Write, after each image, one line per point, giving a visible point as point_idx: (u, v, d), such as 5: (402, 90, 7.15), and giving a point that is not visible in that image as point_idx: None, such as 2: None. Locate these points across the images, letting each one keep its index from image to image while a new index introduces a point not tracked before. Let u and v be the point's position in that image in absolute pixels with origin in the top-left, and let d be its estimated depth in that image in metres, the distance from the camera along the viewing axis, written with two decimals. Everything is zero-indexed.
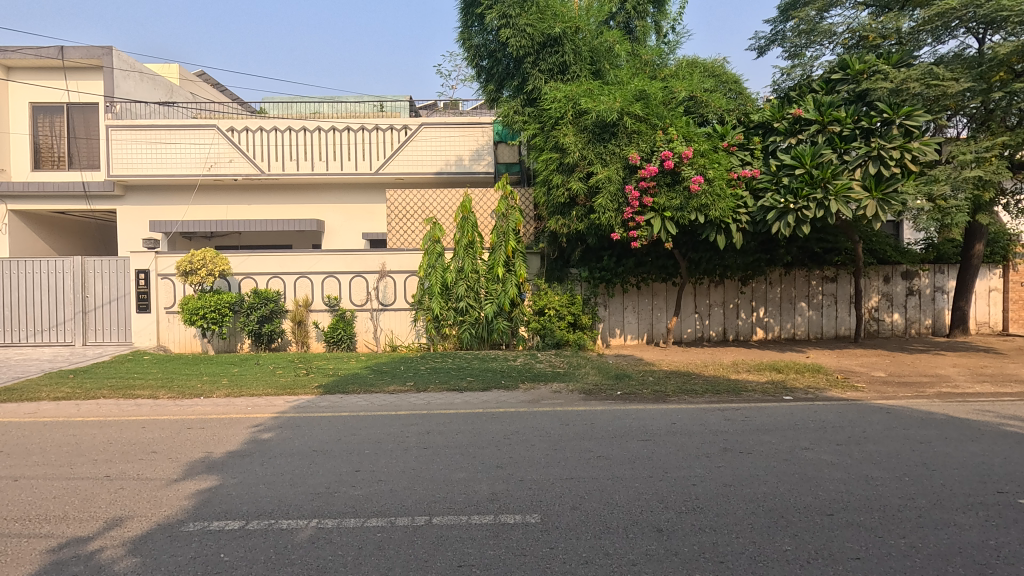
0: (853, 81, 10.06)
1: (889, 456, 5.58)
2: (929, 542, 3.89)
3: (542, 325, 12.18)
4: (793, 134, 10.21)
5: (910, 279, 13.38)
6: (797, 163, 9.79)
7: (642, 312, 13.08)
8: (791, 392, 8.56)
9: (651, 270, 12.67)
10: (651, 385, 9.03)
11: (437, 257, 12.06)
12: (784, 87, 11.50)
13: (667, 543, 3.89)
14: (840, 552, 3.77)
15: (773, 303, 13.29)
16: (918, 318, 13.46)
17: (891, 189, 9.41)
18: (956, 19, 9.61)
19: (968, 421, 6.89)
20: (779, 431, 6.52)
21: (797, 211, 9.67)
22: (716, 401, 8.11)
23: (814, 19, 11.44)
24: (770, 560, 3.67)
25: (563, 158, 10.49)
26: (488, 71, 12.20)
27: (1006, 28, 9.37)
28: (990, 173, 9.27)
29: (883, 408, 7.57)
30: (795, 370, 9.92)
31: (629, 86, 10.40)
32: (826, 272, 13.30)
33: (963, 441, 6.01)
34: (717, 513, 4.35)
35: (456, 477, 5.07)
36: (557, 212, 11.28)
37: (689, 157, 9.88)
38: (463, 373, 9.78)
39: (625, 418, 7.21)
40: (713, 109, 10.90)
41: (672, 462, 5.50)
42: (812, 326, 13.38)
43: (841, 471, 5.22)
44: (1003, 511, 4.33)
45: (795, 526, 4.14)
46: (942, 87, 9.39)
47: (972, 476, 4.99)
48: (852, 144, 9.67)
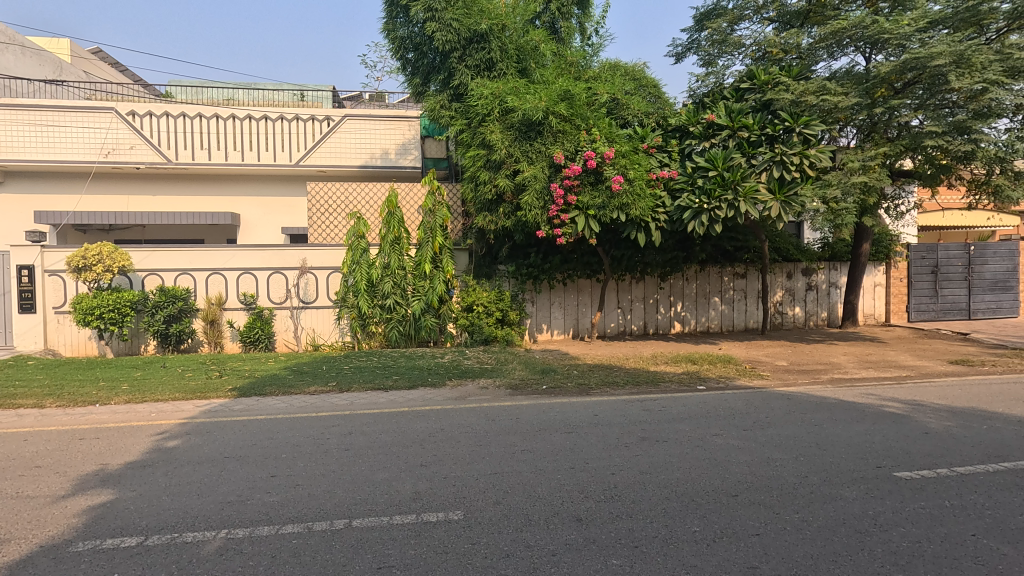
0: (759, 90, 10.81)
1: (787, 439, 6.06)
2: (818, 515, 4.27)
3: (470, 322, 12.21)
4: (707, 138, 10.82)
5: (809, 275, 14.56)
6: (710, 166, 10.36)
7: (568, 308, 13.40)
8: (703, 382, 9.11)
9: (576, 267, 12.95)
10: (575, 378, 9.29)
11: (362, 253, 11.74)
12: (699, 94, 12.17)
13: (585, 532, 4.01)
14: (741, 529, 4.05)
15: (690, 298, 14.03)
16: (815, 310, 14.67)
17: (792, 193, 10.17)
18: (846, 38, 10.55)
19: (856, 403, 7.61)
20: (693, 419, 6.90)
21: (710, 212, 10.24)
22: (635, 393, 8.46)
23: (725, 30, 12.15)
24: (679, 541, 3.88)
25: (490, 155, 10.59)
26: (414, 64, 12.13)
27: (887, 49, 10.34)
28: (874, 179, 10.24)
29: (784, 395, 8.21)
30: (708, 361, 10.53)
31: (554, 86, 10.57)
32: (736, 269, 14.21)
33: (850, 423, 6.63)
34: (634, 500, 4.55)
35: (378, 477, 4.98)
36: (484, 208, 11.41)
37: (610, 158, 10.16)
38: (389, 372, 9.61)
39: (550, 411, 7.37)
40: (633, 111, 11.41)
41: (593, 453, 5.70)
42: (724, 319, 14.26)
43: (745, 454, 5.62)
44: (882, 484, 4.81)
45: (704, 508, 4.41)
46: (835, 100, 10.25)
47: (857, 454, 5.51)
48: (759, 149, 10.35)
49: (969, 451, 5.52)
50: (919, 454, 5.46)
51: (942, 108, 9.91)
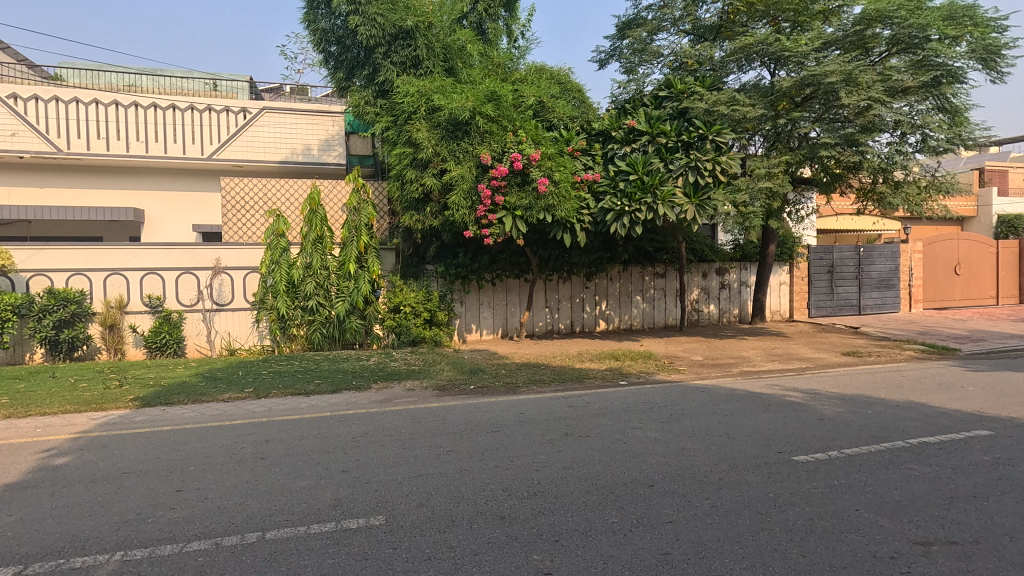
0: (676, 99, 11.40)
1: (699, 430, 6.42)
2: (725, 500, 4.55)
3: (398, 323, 11.99)
4: (629, 143, 11.28)
5: (722, 274, 15.48)
6: (631, 170, 10.82)
7: (497, 308, 13.47)
8: (625, 377, 9.48)
9: (504, 267, 13.05)
10: (503, 377, 9.37)
11: (282, 252, 11.26)
12: (621, 101, 12.65)
13: (508, 529, 4.06)
14: (656, 518, 4.25)
15: (614, 297, 14.53)
16: (728, 308, 15.62)
17: (706, 197, 10.75)
18: (753, 53, 11.32)
19: (762, 394, 8.19)
20: (614, 414, 7.16)
21: (631, 214, 10.66)
22: (561, 390, 8.66)
23: (645, 40, 12.71)
24: (597, 533, 4.01)
25: (417, 154, 10.50)
26: (336, 57, 11.86)
27: (788, 65, 11.20)
28: (778, 185, 11.05)
29: (699, 388, 8.70)
30: (630, 357, 10.96)
31: (480, 87, 10.60)
32: (657, 269, 14.86)
33: (756, 412, 7.13)
34: (555, 495, 4.66)
35: (296, 486, 4.79)
36: (411, 207, 11.27)
37: (537, 159, 10.30)
38: (311, 376, 9.25)
39: (477, 411, 7.38)
40: (558, 115, 11.68)
41: (517, 451, 5.78)
42: (646, 317, 14.89)
43: (661, 445, 5.90)
44: (781, 467, 5.21)
45: (622, 499, 4.59)
46: (743, 111, 10.98)
47: (761, 442, 5.93)
48: (675, 155, 10.90)
49: (856, 434, 6.08)
50: (813, 439, 5.96)
51: (834, 122, 10.83)
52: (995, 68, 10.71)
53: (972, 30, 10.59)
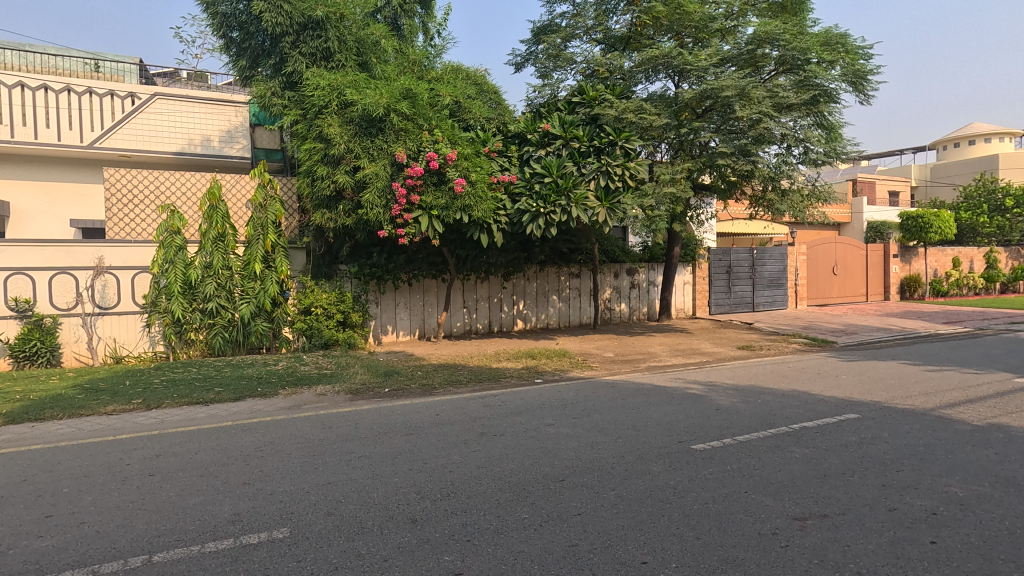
0: (588, 105, 11.89)
1: (608, 423, 6.71)
2: (631, 489, 4.78)
3: (308, 325, 11.51)
4: (544, 146, 11.57)
5: (632, 274, 16.23)
6: (546, 172, 11.08)
7: (414, 309, 13.29)
8: (540, 375, 9.71)
9: (421, 267, 12.88)
10: (419, 379, 9.25)
11: (177, 251, 10.45)
12: (536, 104, 12.97)
13: (420, 532, 4.02)
14: (566, 511, 4.39)
15: (531, 297, 14.80)
16: (638, 306, 16.41)
17: (616, 201, 11.21)
18: (659, 65, 11.99)
19: (666, 387, 8.69)
20: (528, 412, 7.29)
21: (547, 215, 10.91)
22: (477, 390, 8.71)
23: (559, 46, 13.08)
24: (509, 530, 4.07)
25: (328, 150, 10.13)
26: (240, 44, 11.31)
27: (690, 78, 11.96)
28: (681, 191, 11.75)
29: (609, 383, 9.08)
30: (546, 355, 11.22)
31: (395, 84, 10.41)
32: (572, 269, 15.31)
33: (661, 405, 7.55)
34: (468, 495, 4.67)
35: (190, 503, 4.46)
36: (322, 205, 10.85)
37: (453, 159, 10.24)
38: (210, 384, 8.63)
39: (391, 414, 7.24)
40: (475, 116, 11.74)
41: (432, 452, 5.74)
42: (561, 316, 15.30)
43: (573, 441, 6.09)
44: (681, 456, 5.56)
45: (533, 495, 4.69)
46: (649, 120, 11.60)
47: (664, 432, 6.30)
48: (588, 159, 11.28)
49: (746, 422, 6.61)
50: (710, 428, 6.42)
51: (730, 133, 11.67)
52: (863, 90, 12.02)
53: (844, 56, 11.83)
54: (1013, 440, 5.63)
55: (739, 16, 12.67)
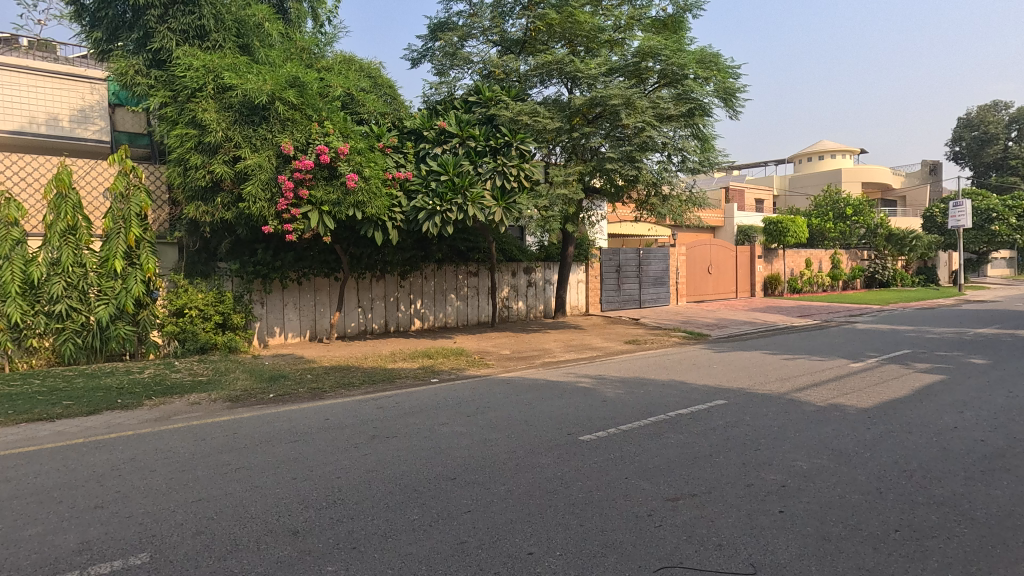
0: (484, 105, 12.06)
1: (502, 420, 6.82)
2: (520, 484, 4.89)
3: (182, 328, 10.52)
4: (440, 144, 11.51)
5: (529, 273, 16.64)
6: (442, 170, 11.02)
7: (303, 309, 12.63)
8: (436, 374, 9.64)
9: (311, 265, 12.26)
10: (308, 383, 8.79)
11: (15, 245, 9.08)
12: (433, 101, 12.90)
13: (301, 544, 3.83)
14: (455, 509, 4.40)
15: (428, 295, 14.66)
16: (534, 304, 16.86)
17: (512, 200, 11.39)
18: (552, 70, 12.43)
19: (559, 382, 9.01)
20: (423, 412, 7.21)
21: (443, 213, 10.85)
22: (371, 391, 8.46)
23: (456, 44, 13.07)
24: (397, 533, 4.00)
25: (203, 137, 9.32)
26: (94, 14, 10.16)
27: (581, 85, 12.48)
28: (573, 193, 12.21)
29: (504, 380, 9.25)
30: (443, 354, 11.17)
31: (280, 71, 9.80)
32: (470, 268, 15.37)
33: (553, 399, 7.81)
34: (356, 501, 4.53)
35: (26, 534, 3.90)
36: (197, 196, 9.96)
37: (345, 153, 9.83)
38: (59, 397, 7.58)
39: (276, 421, 6.83)
40: (368, 109, 11.42)
41: (319, 459, 5.50)
42: (459, 314, 15.30)
43: (466, 439, 6.12)
44: (569, 448, 5.78)
45: (424, 495, 4.65)
46: (543, 123, 11.95)
47: (555, 426, 6.52)
48: (484, 159, 11.39)
49: (630, 412, 7.04)
50: (597, 419, 6.75)
51: (617, 140, 12.32)
52: (733, 106, 13.24)
53: (716, 74, 12.95)
54: (847, 417, 6.51)
55: (626, 29, 13.42)
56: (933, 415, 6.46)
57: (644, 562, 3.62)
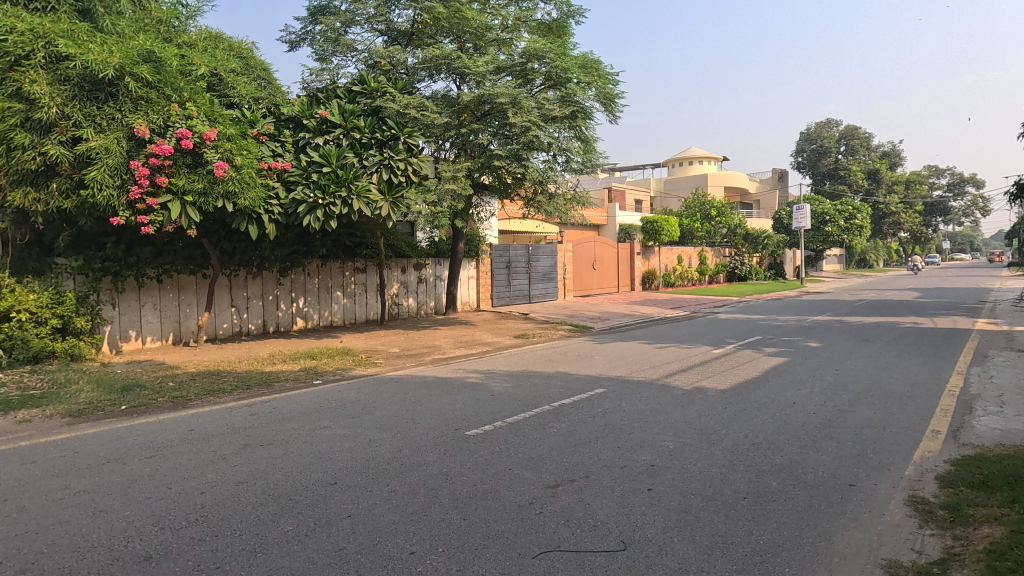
0: (369, 96, 11.68)
1: (387, 419, 6.68)
2: (404, 483, 4.82)
3: (9, 335, 8.90)
4: (321, 134, 10.96)
5: (419, 269, 16.41)
6: (324, 162, 10.50)
7: (165, 310, 11.41)
8: (319, 376, 9.19)
9: (174, 261, 11.11)
10: (169, 392, 7.95)
11: None
12: (313, 89, 12.25)
13: (155, 570, 3.47)
14: (334, 515, 4.23)
15: (311, 293, 13.91)
16: (425, 300, 16.67)
17: (399, 195, 11.11)
18: (440, 65, 12.34)
19: (448, 379, 8.99)
20: (303, 416, 6.84)
21: (325, 207, 10.34)
22: (244, 397, 7.86)
23: (338, 30, 12.52)
24: (269, 546, 3.76)
25: (32, 113, 8.04)
26: None
27: (469, 81, 12.53)
28: (462, 188, 12.21)
29: (392, 379, 9.04)
30: (327, 355, 10.67)
31: (131, 44, 8.73)
32: (357, 264, 14.82)
33: (441, 396, 7.78)
34: (223, 516, 4.19)
35: None
36: (24, 181, 8.47)
37: (212, 139, 8.98)
38: None
39: (130, 435, 6.11)
40: (240, 93, 10.59)
41: (180, 474, 5.01)
42: (346, 313, 14.70)
43: (349, 441, 5.90)
44: (455, 443, 5.80)
45: (300, 504, 4.41)
46: (431, 117, 11.84)
47: (442, 422, 6.51)
48: (369, 151, 11.02)
49: (516, 405, 7.21)
50: (484, 414, 6.84)
51: (505, 138, 12.51)
52: (613, 111, 14.01)
53: (596, 80, 13.62)
54: (707, 399, 7.19)
55: (512, 30, 13.67)
56: (777, 393, 7.34)
57: (523, 549, 3.72)
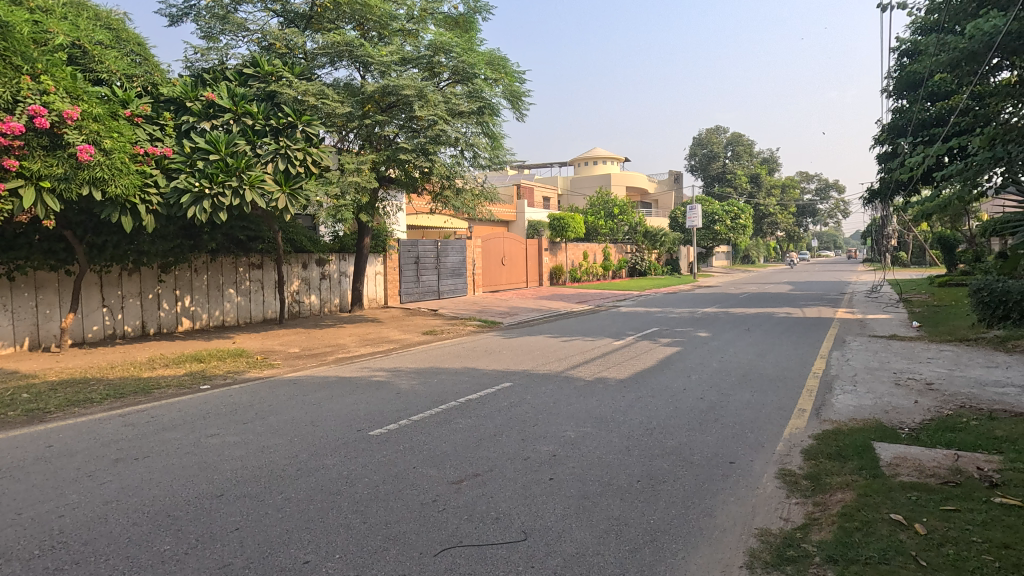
0: (263, 80, 10.97)
1: (283, 423, 6.32)
2: (299, 490, 4.57)
3: None
4: (208, 118, 10.12)
5: (322, 265, 15.69)
6: (212, 148, 9.70)
7: (19, 311, 10.00)
8: (208, 380, 8.50)
9: (29, 255, 9.76)
10: (23, 404, 6.98)
11: None
12: (198, 69, 11.26)
13: None
14: (220, 529, 3.92)
15: (200, 291, 12.84)
16: (329, 298, 15.98)
17: (297, 186, 10.50)
18: (342, 52, 11.84)
19: (351, 378, 8.67)
20: (187, 424, 6.29)
21: (213, 197, 9.55)
22: (118, 406, 7.09)
23: (227, 7, 11.62)
24: (141, 570, 3.42)
25: None
26: None
27: (373, 71, 12.14)
28: (366, 181, 11.79)
29: (290, 380, 8.57)
30: (217, 357, 9.90)
31: None
32: (252, 260, 13.90)
33: (343, 396, 7.49)
34: (86, 541, 3.75)
35: None
36: None
37: (74, 119, 7.97)
38: None
39: None
40: (109, 69, 9.51)
41: (34, 497, 4.41)
42: (241, 311, 13.74)
43: (239, 448, 5.52)
44: (357, 444, 5.60)
45: (180, 520, 4.05)
46: (331, 106, 11.34)
47: (344, 424, 6.26)
48: (264, 139, 10.34)
49: (421, 402, 7.11)
50: (389, 413, 6.67)
51: (411, 131, 12.26)
52: (519, 108, 14.19)
53: (503, 77, 13.76)
54: (607, 389, 7.52)
55: (418, 21, 13.42)
56: (670, 381, 7.82)
57: (425, 547, 3.68)
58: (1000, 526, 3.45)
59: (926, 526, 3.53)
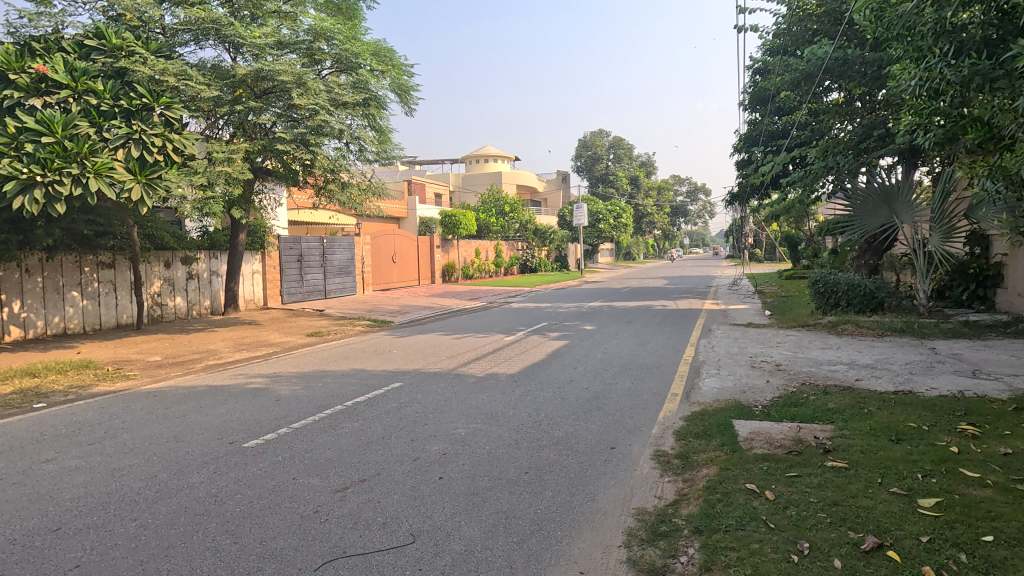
0: (110, 54, 9.68)
1: (140, 441, 5.64)
2: (158, 514, 4.11)
3: None
4: (38, 94, 8.72)
5: (189, 264, 14.26)
6: (43, 129, 8.37)
7: None
8: (44, 397, 7.35)
9: None
10: None
11: None
12: (24, 37, 9.66)
13: None
14: (56, 569, 3.40)
15: (34, 295, 11.10)
16: (197, 299, 14.58)
17: (155, 175, 9.38)
18: (207, 30, 10.80)
19: (223, 386, 7.97)
20: (15, 450, 5.40)
21: (46, 186, 8.22)
22: None
23: None
24: None
25: None
26: None
27: (244, 54, 11.24)
28: (238, 172, 10.86)
29: (149, 392, 7.67)
30: (56, 370, 8.59)
31: None
32: (101, 258, 12.30)
33: (213, 407, 6.85)
34: None
35: None
36: None
37: None
38: None
39: None
40: None
41: None
42: (88, 317, 12.10)
43: (84, 473, 4.83)
44: (229, 458, 5.15)
45: (3, 563, 3.46)
46: (195, 89, 10.33)
47: (213, 437, 5.73)
48: (112, 122, 9.10)
49: (303, 408, 6.71)
50: (266, 422, 6.21)
51: (290, 121, 11.52)
52: (407, 102, 13.87)
53: (390, 70, 13.38)
54: (497, 385, 7.61)
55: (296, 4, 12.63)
56: (557, 374, 8.10)
57: (304, 562, 3.47)
58: (831, 486, 3.97)
59: (774, 492, 3.98)
